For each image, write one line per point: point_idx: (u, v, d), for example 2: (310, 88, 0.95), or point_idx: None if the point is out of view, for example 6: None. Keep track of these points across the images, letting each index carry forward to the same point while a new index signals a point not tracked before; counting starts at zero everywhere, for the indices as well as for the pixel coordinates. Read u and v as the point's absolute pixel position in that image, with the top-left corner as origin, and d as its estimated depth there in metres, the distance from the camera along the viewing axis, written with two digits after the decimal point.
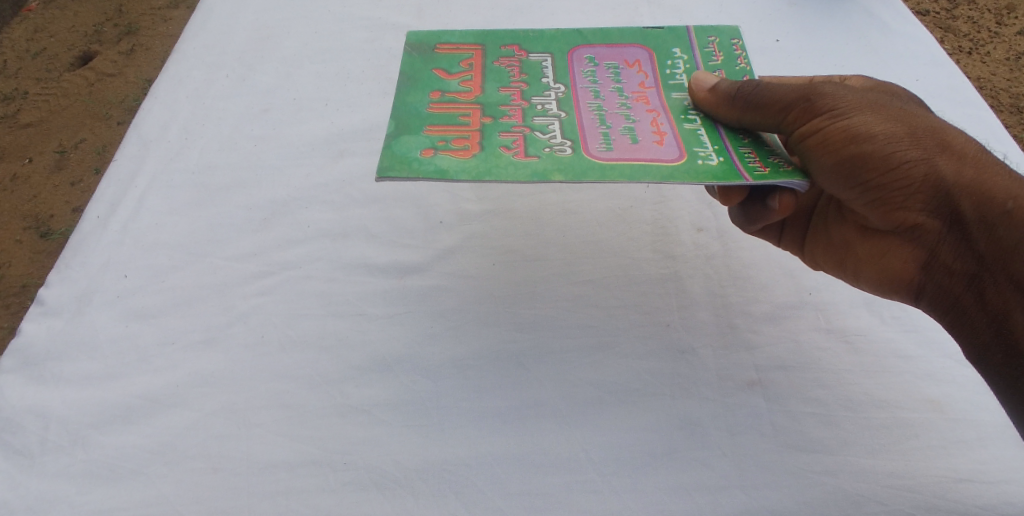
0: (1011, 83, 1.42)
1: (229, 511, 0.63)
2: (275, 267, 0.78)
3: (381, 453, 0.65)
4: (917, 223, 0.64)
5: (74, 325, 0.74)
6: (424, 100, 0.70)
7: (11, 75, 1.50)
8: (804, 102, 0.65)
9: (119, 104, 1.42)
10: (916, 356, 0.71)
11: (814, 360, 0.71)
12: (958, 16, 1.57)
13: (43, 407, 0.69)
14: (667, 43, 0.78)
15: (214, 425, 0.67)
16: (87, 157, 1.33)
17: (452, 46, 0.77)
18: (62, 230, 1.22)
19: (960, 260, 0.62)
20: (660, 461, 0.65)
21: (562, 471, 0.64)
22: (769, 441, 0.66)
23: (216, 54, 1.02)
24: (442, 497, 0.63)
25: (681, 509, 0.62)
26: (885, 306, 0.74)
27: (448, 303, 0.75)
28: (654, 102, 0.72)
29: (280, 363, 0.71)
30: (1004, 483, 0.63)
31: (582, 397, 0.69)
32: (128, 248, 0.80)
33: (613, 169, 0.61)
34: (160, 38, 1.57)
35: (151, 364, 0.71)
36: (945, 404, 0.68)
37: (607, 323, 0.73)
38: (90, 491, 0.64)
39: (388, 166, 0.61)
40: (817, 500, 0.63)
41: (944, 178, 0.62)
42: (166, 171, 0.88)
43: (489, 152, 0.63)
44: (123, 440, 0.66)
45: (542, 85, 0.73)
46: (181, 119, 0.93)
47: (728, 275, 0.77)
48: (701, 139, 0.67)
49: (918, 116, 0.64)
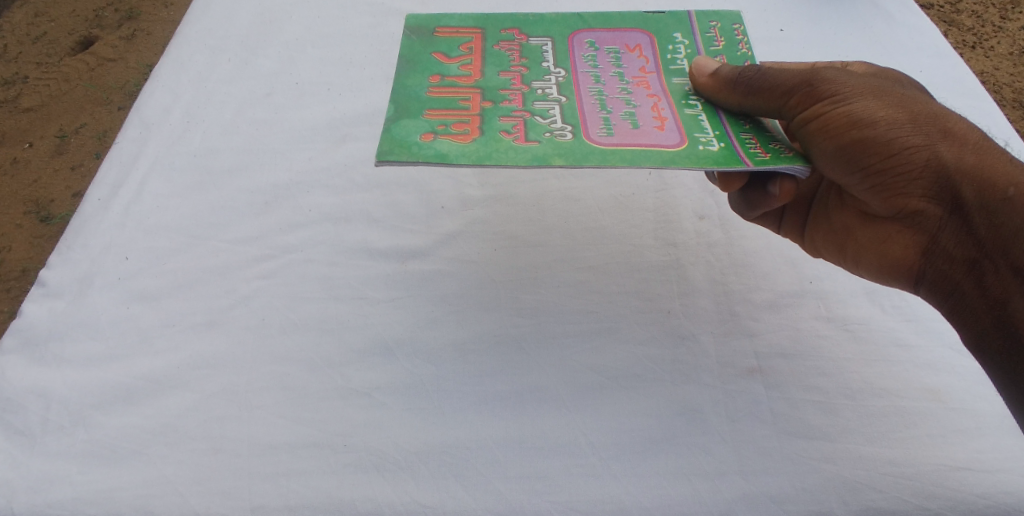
0: (1015, 78, 1.41)
1: (229, 491, 0.62)
2: (277, 251, 0.77)
3: (381, 435, 0.65)
4: (917, 209, 0.63)
5: (75, 306, 0.73)
6: (424, 83, 0.69)
7: (11, 59, 1.49)
8: (805, 87, 0.64)
9: (120, 89, 1.41)
10: (917, 346, 0.70)
11: (815, 348, 0.70)
12: (962, 10, 1.56)
13: (43, 388, 0.68)
14: (668, 28, 0.78)
15: (215, 406, 0.66)
16: (88, 143, 1.32)
17: (451, 30, 0.76)
18: (62, 215, 1.22)
19: (959, 246, 0.62)
20: (660, 446, 0.65)
21: (563, 456, 0.64)
22: (769, 427, 0.65)
23: (219, 37, 1.01)
24: (443, 480, 0.63)
25: (681, 494, 0.62)
26: (885, 296, 0.74)
27: (449, 288, 0.74)
28: (654, 87, 0.71)
29: (281, 346, 0.70)
30: (1002, 472, 0.63)
31: (582, 382, 0.68)
32: (129, 230, 0.79)
33: (615, 153, 0.61)
34: (161, 24, 1.56)
35: (152, 345, 0.70)
36: (944, 392, 0.67)
37: (607, 310, 0.73)
38: (92, 471, 0.63)
39: (388, 149, 0.60)
40: (815, 487, 0.62)
41: (945, 164, 0.61)
42: (167, 154, 0.87)
43: (489, 136, 0.63)
44: (124, 421, 0.66)
45: (542, 70, 0.72)
46: (183, 103, 0.92)
47: (731, 262, 0.76)
48: (701, 124, 0.66)
49: (921, 103, 0.64)
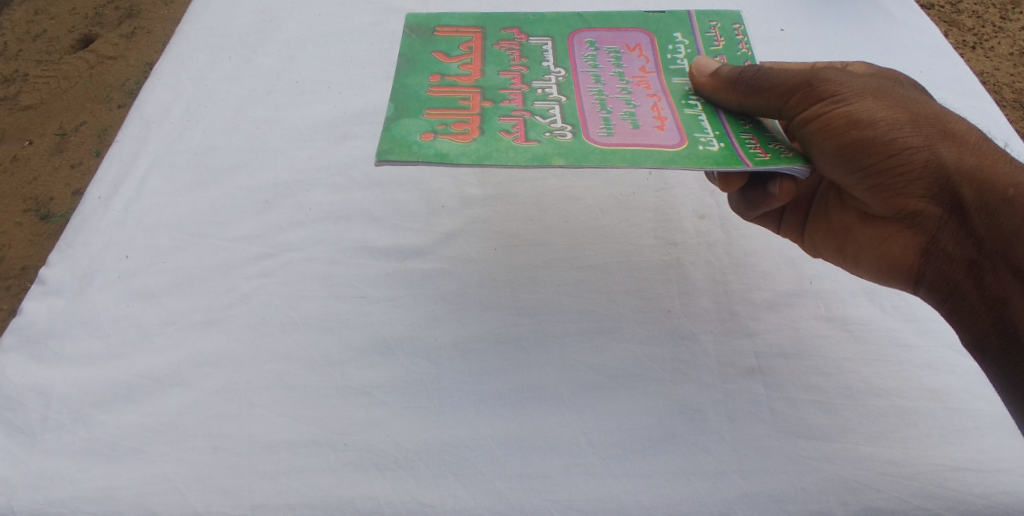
0: (1015, 79, 1.42)
1: (229, 489, 0.62)
2: (277, 249, 0.77)
3: (381, 434, 0.65)
4: (917, 209, 0.63)
5: (75, 304, 0.74)
6: (424, 83, 0.69)
7: (11, 56, 1.49)
8: (805, 87, 0.64)
9: (120, 87, 1.41)
10: (917, 346, 0.70)
11: (815, 347, 0.70)
12: (963, 10, 1.56)
13: (43, 385, 0.68)
14: (668, 27, 0.78)
15: (215, 404, 0.67)
16: (88, 140, 1.32)
17: (451, 30, 0.76)
18: (62, 212, 1.22)
19: (959, 246, 0.62)
20: (660, 445, 0.65)
21: (563, 454, 0.64)
22: (769, 427, 0.65)
23: (219, 35, 1.01)
24: (443, 479, 0.63)
25: (681, 493, 0.62)
26: (885, 296, 0.74)
27: (449, 286, 0.74)
28: (654, 87, 0.71)
29: (281, 344, 0.70)
30: (1001, 472, 0.63)
31: (582, 381, 0.68)
32: (129, 228, 0.79)
33: (615, 153, 0.61)
34: (161, 21, 1.56)
35: (152, 343, 0.70)
36: (944, 392, 0.67)
37: (607, 309, 0.73)
38: (91, 469, 0.63)
39: (388, 149, 0.60)
40: (815, 486, 0.63)
41: (945, 164, 0.61)
42: (167, 152, 0.87)
43: (489, 136, 0.63)
44: (124, 418, 0.66)
45: (542, 69, 0.72)
46: (183, 101, 0.92)
47: (731, 262, 0.77)
48: (701, 124, 0.66)
49: (921, 103, 0.64)
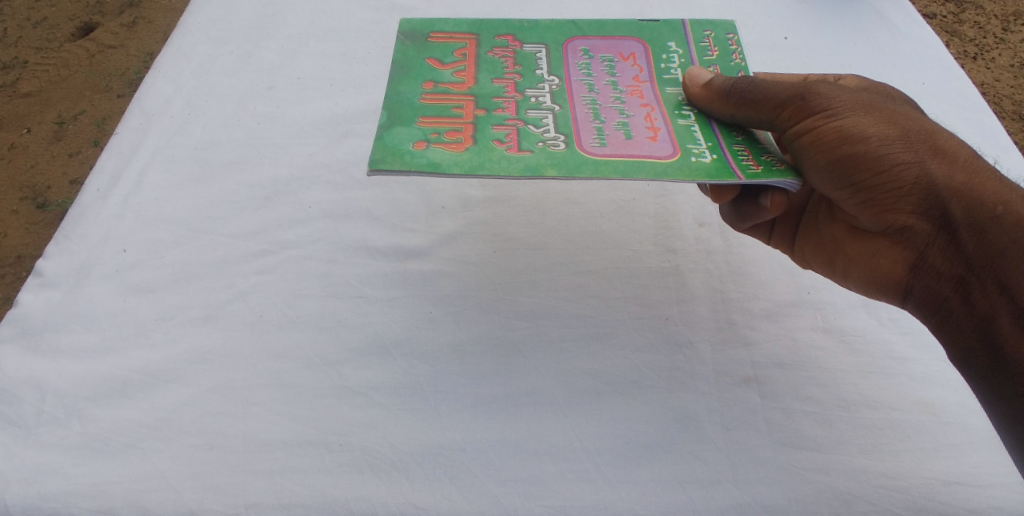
0: (1015, 91, 1.42)
1: (223, 488, 0.63)
2: (276, 246, 0.78)
3: (377, 435, 0.66)
4: (907, 224, 0.64)
5: (72, 297, 0.74)
6: (417, 90, 0.69)
7: (10, 44, 1.48)
8: (798, 100, 0.64)
9: (120, 77, 1.41)
10: (913, 359, 0.71)
11: (812, 359, 0.71)
12: (964, 20, 1.57)
13: (40, 379, 0.68)
14: (663, 36, 0.78)
15: (212, 402, 0.67)
16: (87, 130, 1.32)
17: (445, 35, 0.76)
18: (59, 201, 1.22)
19: (948, 263, 0.62)
20: (655, 453, 0.65)
21: (557, 460, 0.65)
22: (764, 436, 0.66)
23: (221, 29, 1.01)
24: (437, 481, 0.63)
25: (674, 501, 0.63)
26: (882, 308, 0.74)
27: (447, 288, 0.75)
28: (648, 96, 0.71)
29: (279, 343, 0.71)
30: (993, 488, 0.64)
31: (579, 387, 0.69)
32: (128, 222, 0.80)
33: (607, 165, 0.61)
34: (163, 11, 1.56)
35: (148, 338, 0.71)
36: (939, 406, 0.68)
37: (603, 315, 0.73)
38: (85, 464, 0.64)
39: (381, 157, 0.60)
40: (808, 497, 0.63)
41: (935, 181, 0.62)
42: (168, 146, 0.87)
43: (482, 145, 0.63)
44: (120, 414, 0.66)
45: (536, 77, 0.73)
46: (184, 94, 0.92)
47: (729, 271, 0.77)
48: (695, 135, 0.66)
49: (914, 119, 0.64)
